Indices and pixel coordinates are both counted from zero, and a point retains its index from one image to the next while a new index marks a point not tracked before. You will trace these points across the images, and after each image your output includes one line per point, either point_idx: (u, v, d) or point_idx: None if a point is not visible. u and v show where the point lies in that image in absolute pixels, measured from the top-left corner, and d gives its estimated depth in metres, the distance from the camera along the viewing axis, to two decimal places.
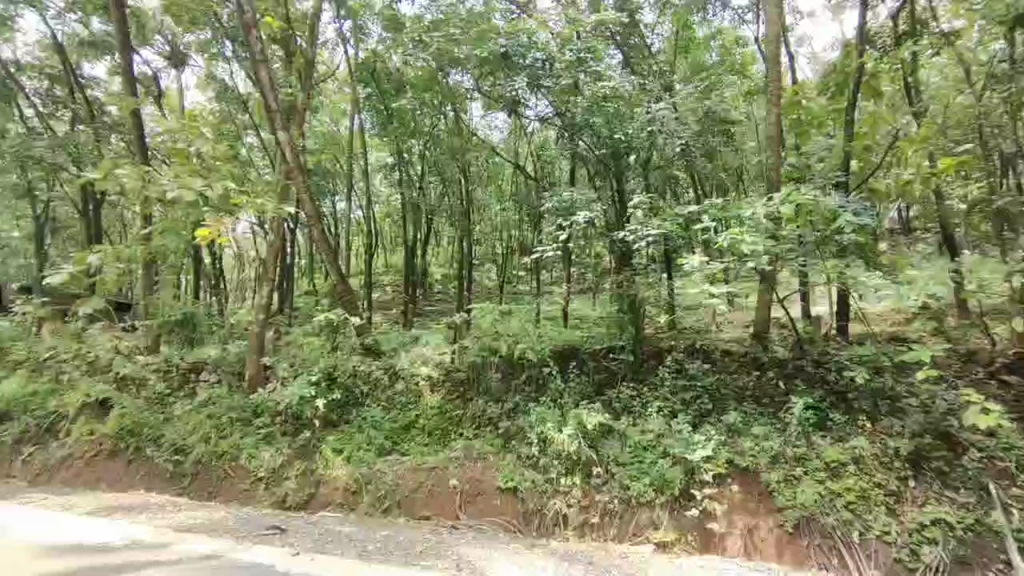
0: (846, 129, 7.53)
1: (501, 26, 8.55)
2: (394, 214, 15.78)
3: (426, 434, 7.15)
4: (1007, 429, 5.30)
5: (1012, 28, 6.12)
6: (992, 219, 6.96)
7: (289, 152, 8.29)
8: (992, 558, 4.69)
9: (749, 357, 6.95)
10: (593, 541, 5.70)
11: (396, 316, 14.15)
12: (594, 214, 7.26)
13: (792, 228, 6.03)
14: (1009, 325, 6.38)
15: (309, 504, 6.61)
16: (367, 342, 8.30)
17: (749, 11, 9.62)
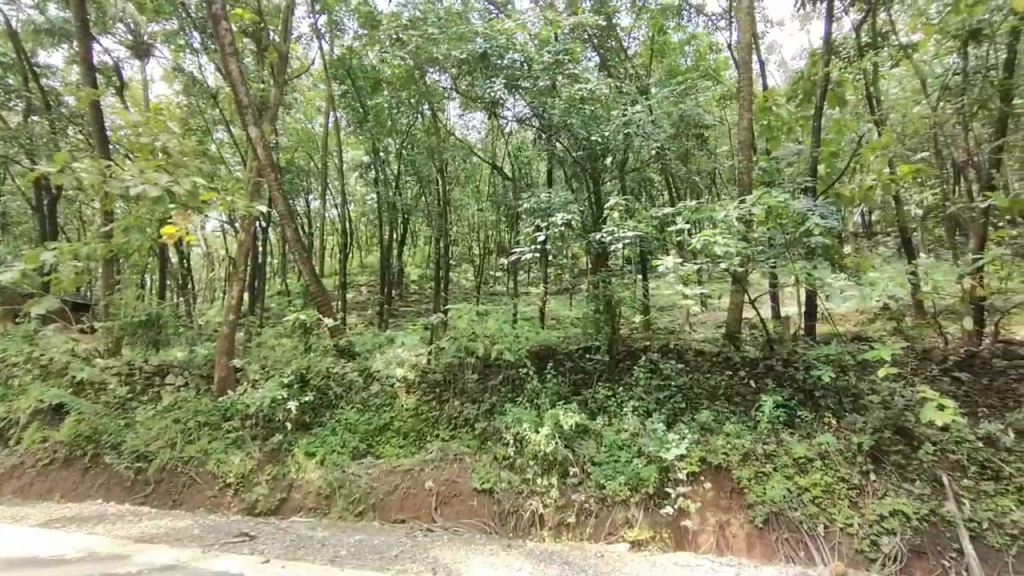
0: (813, 135, 7.74)
1: (479, 25, 8.34)
2: (370, 214, 15.58)
3: (402, 437, 7.07)
4: (959, 423, 5.44)
5: (966, 44, 6.31)
6: (946, 224, 7.21)
7: (261, 149, 8.06)
8: (945, 546, 4.81)
9: (721, 356, 7.07)
10: (569, 541, 5.69)
11: (371, 318, 13.99)
12: (572, 216, 7.32)
13: (763, 230, 6.24)
14: (961, 325, 6.63)
15: (280, 510, 6.43)
16: (341, 343, 8.16)
17: (722, 18, 9.85)
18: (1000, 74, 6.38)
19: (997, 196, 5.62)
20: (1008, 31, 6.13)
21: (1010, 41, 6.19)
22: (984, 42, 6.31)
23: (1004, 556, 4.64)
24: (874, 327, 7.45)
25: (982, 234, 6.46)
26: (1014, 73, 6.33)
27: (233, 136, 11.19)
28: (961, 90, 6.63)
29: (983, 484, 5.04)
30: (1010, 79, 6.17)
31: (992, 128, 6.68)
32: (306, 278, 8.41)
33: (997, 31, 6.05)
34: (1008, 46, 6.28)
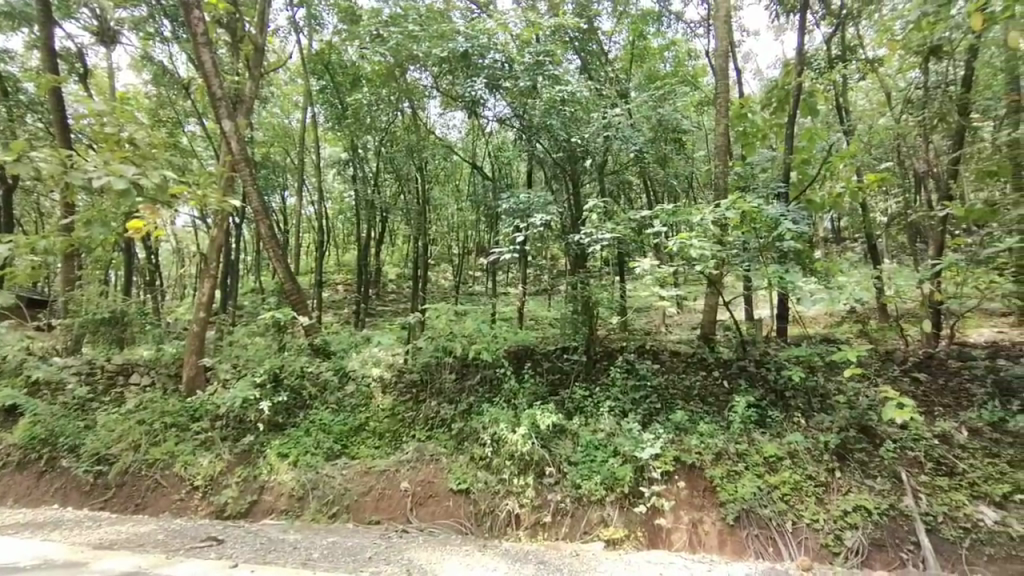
0: (787, 142, 7.92)
1: (460, 24, 8.25)
2: (347, 211, 15.38)
3: (378, 437, 6.97)
4: (917, 422, 5.64)
5: (927, 59, 6.54)
6: (908, 230, 7.48)
7: (235, 143, 7.87)
8: (903, 539, 4.97)
9: (695, 357, 7.19)
10: (545, 540, 5.66)
11: (348, 317, 13.79)
12: (550, 217, 7.38)
13: (737, 235, 6.35)
14: (921, 327, 6.88)
15: (249, 513, 6.24)
16: (317, 342, 8.06)
17: (701, 25, 10.03)
18: (958, 89, 6.64)
19: (954, 205, 5.84)
20: (966, 48, 6.39)
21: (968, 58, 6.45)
22: (944, 58, 6.56)
23: (958, 548, 4.80)
24: (841, 330, 7.67)
25: (940, 241, 6.71)
26: (971, 88, 6.60)
27: (206, 129, 10.86)
28: (922, 104, 6.88)
29: (938, 479, 5.22)
30: (967, 94, 6.43)
31: (950, 141, 6.95)
32: (281, 276, 8.24)
33: (956, 47, 6.30)
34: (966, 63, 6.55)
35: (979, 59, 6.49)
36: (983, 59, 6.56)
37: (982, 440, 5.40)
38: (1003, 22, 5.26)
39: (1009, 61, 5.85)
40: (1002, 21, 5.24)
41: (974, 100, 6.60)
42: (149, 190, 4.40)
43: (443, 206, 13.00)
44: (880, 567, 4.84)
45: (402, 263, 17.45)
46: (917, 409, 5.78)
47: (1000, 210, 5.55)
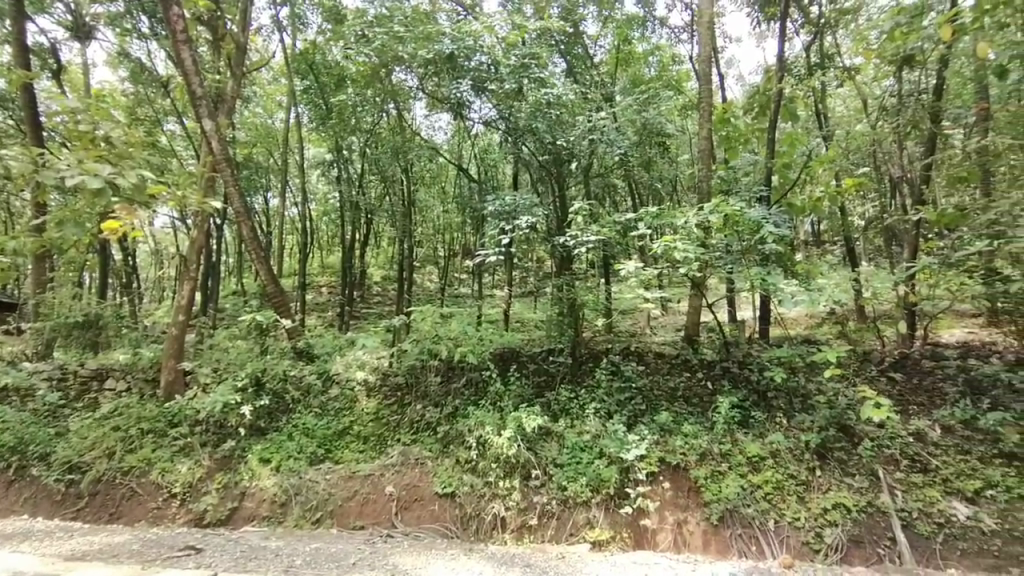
0: (768, 147, 8.05)
1: (446, 26, 8.22)
2: (332, 213, 15.22)
3: (362, 441, 6.88)
4: (893, 420, 5.75)
5: (901, 67, 6.70)
6: (885, 233, 7.65)
7: (216, 143, 7.73)
8: (881, 535, 5.05)
9: (679, 359, 7.24)
10: (531, 543, 5.63)
11: (332, 320, 13.66)
12: (536, 219, 7.39)
13: (720, 237, 6.41)
14: (897, 328, 7.03)
15: (229, 520, 6.10)
16: (299, 345, 7.95)
17: (685, 30, 10.16)
18: (930, 97, 6.82)
19: (927, 209, 5.98)
20: (938, 58, 6.57)
21: (938, 68, 6.64)
22: (917, 67, 6.74)
23: (933, 543, 4.90)
24: (821, 331, 7.79)
25: (915, 244, 6.87)
26: (942, 97, 6.79)
27: (185, 128, 10.64)
28: (896, 111, 7.04)
29: (913, 476, 5.33)
30: (938, 102, 6.61)
31: (922, 148, 7.13)
32: (263, 278, 8.11)
33: (928, 57, 6.48)
34: (936, 73, 6.74)
35: (950, 68, 6.68)
36: (953, 68, 6.76)
37: (955, 438, 5.53)
38: (973, 33, 5.42)
39: (979, 70, 6.03)
40: (972, 32, 5.39)
41: (944, 108, 6.79)
42: (124, 190, 4.28)
43: (429, 208, 12.94)
44: (859, 563, 4.91)
45: (387, 266, 17.34)
46: (893, 408, 5.90)
47: (970, 214, 5.70)
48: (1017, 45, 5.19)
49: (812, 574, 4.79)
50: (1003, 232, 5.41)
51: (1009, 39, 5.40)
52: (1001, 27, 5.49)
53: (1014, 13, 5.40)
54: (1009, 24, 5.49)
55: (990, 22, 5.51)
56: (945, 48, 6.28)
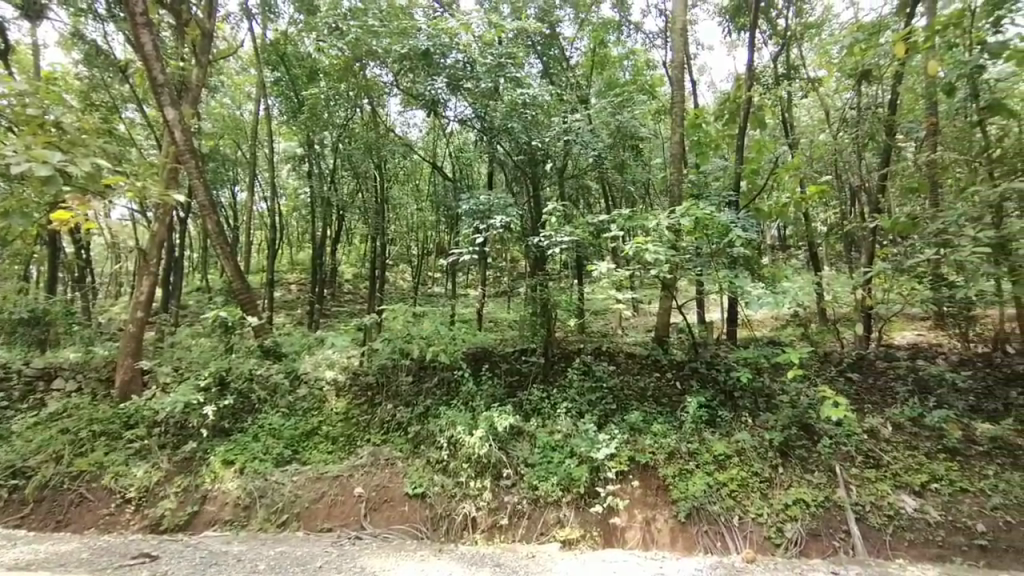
0: (738, 153, 8.24)
1: (423, 22, 8.11)
2: (301, 209, 14.89)
3: (331, 442, 6.72)
4: (850, 418, 5.94)
5: (861, 81, 6.96)
6: (845, 240, 7.95)
7: (180, 133, 7.43)
8: (837, 528, 5.22)
9: (650, 359, 7.34)
10: (501, 543, 5.60)
11: (301, 318, 13.38)
12: (511, 219, 7.36)
13: (691, 240, 6.52)
14: (855, 330, 7.31)
15: (188, 525, 5.84)
16: (267, 343, 7.74)
17: (659, 36, 10.31)
18: (886, 111, 7.12)
19: (883, 217, 6.19)
20: (893, 73, 6.86)
21: (893, 83, 6.95)
22: (874, 82, 7.03)
23: (883, 534, 5.09)
24: (784, 333, 8.03)
25: (872, 250, 7.15)
26: (896, 111, 7.10)
27: (146, 116, 10.18)
28: (856, 123, 7.32)
29: (867, 471, 5.52)
30: (893, 116, 6.91)
31: (879, 158, 7.43)
32: (229, 275, 7.87)
33: (884, 73, 6.78)
34: (891, 88, 7.05)
35: (903, 84, 7.00)
36: (907, 85, 7.09)
37: (905, 435, 5.76)
38: (925, 51, 5.70)
39: (929, 87, 6.34)
40: (923, 50, 5.67)
41: (898, 121, 7.10)
42: (75, 179, 4.07)
43: (402, 206, 12.80)
44: (816, 555, 5.06)
45: (359, 264, 17.13)
46: (850, 407, 6.11)
47: (921, 224, 5.91)
48: (964, 64, 5.48)
49: (773, 568, 4.91)
50: (950, 240, 5.69)
51: (957, 59, 5.70)
52: (949, 47, 5.79)
53: (962, 35, 5.70)
54: (957, 45, 5.80)
55: (941, 41, 5.80)
56: (900, 65, 6.57)
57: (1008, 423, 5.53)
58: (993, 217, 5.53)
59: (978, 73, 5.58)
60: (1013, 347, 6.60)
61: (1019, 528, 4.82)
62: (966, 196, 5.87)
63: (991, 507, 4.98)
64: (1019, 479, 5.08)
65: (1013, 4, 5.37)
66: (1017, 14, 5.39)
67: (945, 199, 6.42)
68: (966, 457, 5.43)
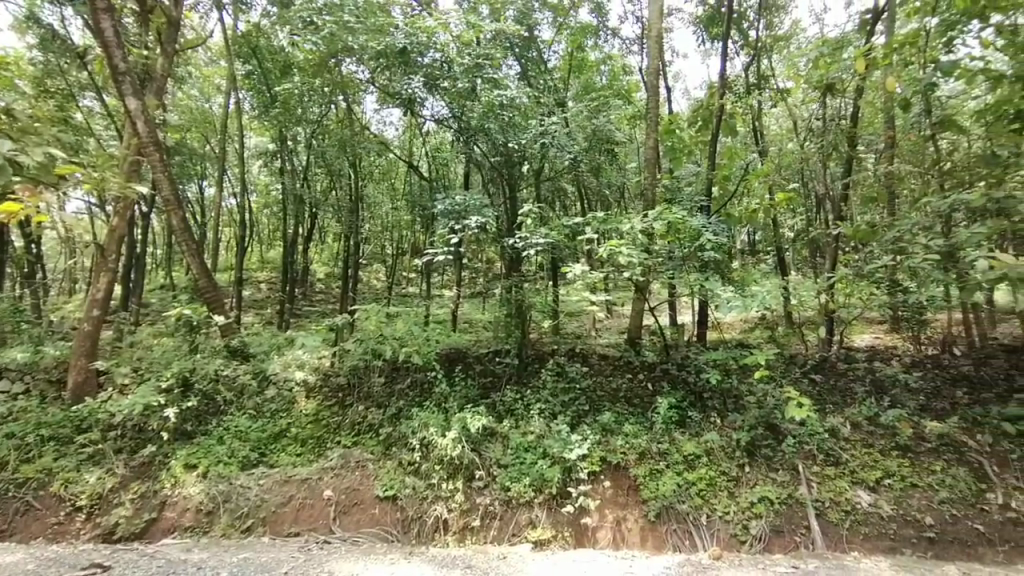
0: (710, 159, 8.42)
1: (400, 19, 8.02)
2: (272, 206, 14.57)
3: (300, 444, 6.56)
4: (813, 418, 6.11)
5: (826, 93, 7.18)
6: (810, 246, 8.20)
7: (142, 123, 7.14)
8: (799, 524, 5.36)
9: (622, 360, 7.42)
10: (473, 544, 5.56)
11: (271, 317, 13.06)
12: (486, 219, 7.34)
13: (664, 244, 6.59)
14: (818, 333, 7.55)
15: (145, 533, 5.60)
16: (233, 343, 7.52)
17: (636, 42, 10.45)
18: (849, 123, 7.38)
19: (846, 224, 6.40)
20: (856, 87, 7.12)
21: (856, 96, 7.21)
22: (838, 95, 7.27)
23: (840, 529, 5.25)
24: (753, 335, 8.23)
25: (835, 255, 7.39)
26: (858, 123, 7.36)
27: (105, 105, 9.76)
28: (821, 133, 7.56)
29: (828, 469, 5.70)
30: (855, 128, 7.16)
31: (842, 168, 7.68)
32: (194, 272, 7.63)
33: (847, 87, 7.03)
34: (854, 101, 7.31)
35: (865, 98, 7.27)
36: (867, 98, 7.38)
37: (863, 433, 5.96)
38: (884, 67, 5.95)
39: (887, 102, 6.62)
40: (882, 66, 5.93)
41: (859, 133, 7.39)
42: (27, 168, 3.74)
43: (377, 204, 12.64)
44: (779, 551, 5.20)
45: (332, 262, 16.85)
46: (813, 407, 6.29)
47: (880, 231, 6.11)
48: (919, 81, 5.76)
49: (739, 565, 5.01)
50: (905, 248, 5.95)
51: (913, 76, 5.98)
52: (905, 65, 6.09)
53: (918, 53, 5.99)
54: (913, 63, 6.08)
55: (899, 59, 6.08)
56: (861, 79, 6.84)
57: (955, 422, 5.79)
58: (944, 226, 5.80)
59: (931, 90, 5.87)
60: (960, 350, 6.94)
61: (964, 522, 5.05)
62: (920, 207, 6.15)
63: (939, 501, 5.21)
64: (965, 474, 5.32)
65: (965, 26, 5.67)
66: (968, 35, 5.68)
67: (901, 209, 6.71)
68: (917, 454, 5.65)
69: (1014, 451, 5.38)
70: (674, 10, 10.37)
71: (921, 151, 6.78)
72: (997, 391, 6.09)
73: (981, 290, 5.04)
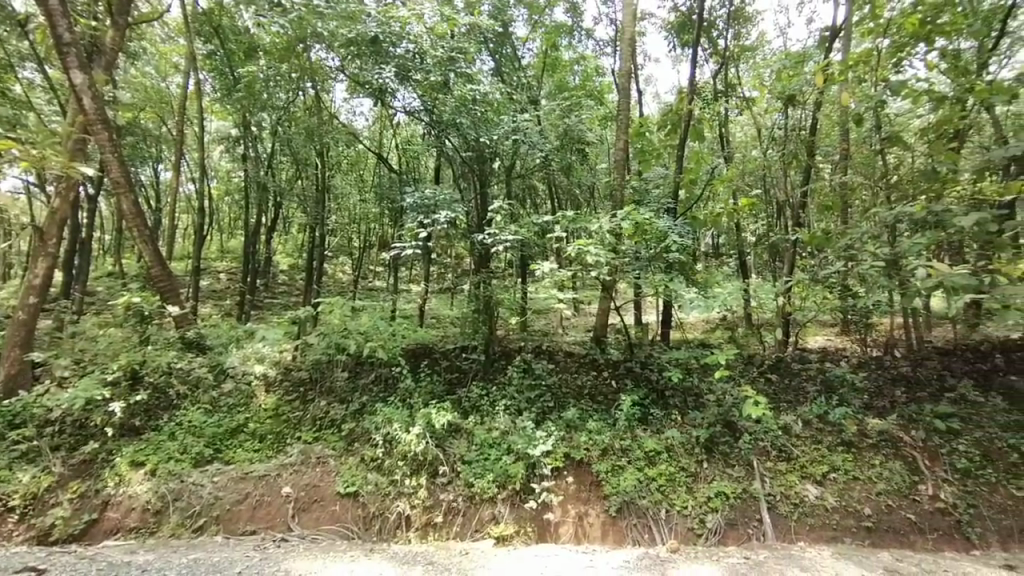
0: (677, 163, 8.59)
1: (372, 7, 7.83)
2: (234, 193, 14.08)
3: (257, 440, 6.34)
4: (767, 416, 6.32)
5: (788, 103, 7.38)
6: (770, 250, 8.47)
7: (89, 99, 6.71)
8: (751, 517, 5.55)
9: (588, 358, 7.50)
10: (435, 541, 5.50)
11: (230, 309, 12.61)
12: (456, 215, 7.28)
13: (631, 244, 6.62)
14: (774, 334, 7.83)
15: (85, 535, 5.31)
16: (189, 335, 7.23)
17: (609, 44, 10.55)
18: (807, 133, 7.65)
19: (804, 231, 6.63)
20: (814, 100, 7.37)
21: (815, 109, 7.48)
22: (799, 106, 7.51)
23: (789, 521, 5.47)
24: (714, 336, 8.47)
25: (793, 261, 7.67)
26: (816, 134, 7.63)
27: (49, 79, 9.17)
28: (783, 142, 7.81)
29: (779, 464, 5.92)
30: (814, 138, 7.44)
31: (801, 176, 7.96)
32: (146, 260, 7.27)
33: (807, 100, 7.29)
34: (813, 113, 7.58)
35: (823, 111, 7.54)
36: (825, 111, 7.61)
37: (812, 430, 6.20)
38: (840, 83, 6.23)
39: (842, 116, 6.92)
40: (838, 81, 6.19)
41: (816, 143, 7.68)
42: None
43: (344, 196, 12.36)
44: (732, 544, 5.36)
45: (296, 254, 16.41)
46: (768, 405, 6.50)
47: (835, 239, 6.32)
48: (870, 98, 6.05)
49: (695, 557, 5.15)
50: (856, 255, 6.23)
51: (865, 93, 6.28)
52: (858, 82, 6.39)
53: (869, 72, 6.29)
54: (865, 80, 6.39)
55: (852, 76, 6.40)
56: (820, 93, 7.11)
57: (893, 418, 6.11)
58: (890, 235, 6.09)
59: (882, 107, 6.18)
60: (901, 351, 7.34)
61: (898, 512, 5.37)
62: (870, 217, 6.47)
63: (876, 493, 5.51)
64: (900, 468, 5.63)
65: (912, 48, 5.99)
66: (915, 57, 6.01)
67: (853, 218, 7.03)
68: (860, 449, 5.93)
69: (943, 446, 5.74)
70: (648, 15, 10.51)
71: (871, 164, 7.13)
72: (931, 390, 6.46)
73: (921, 296, 5.33)
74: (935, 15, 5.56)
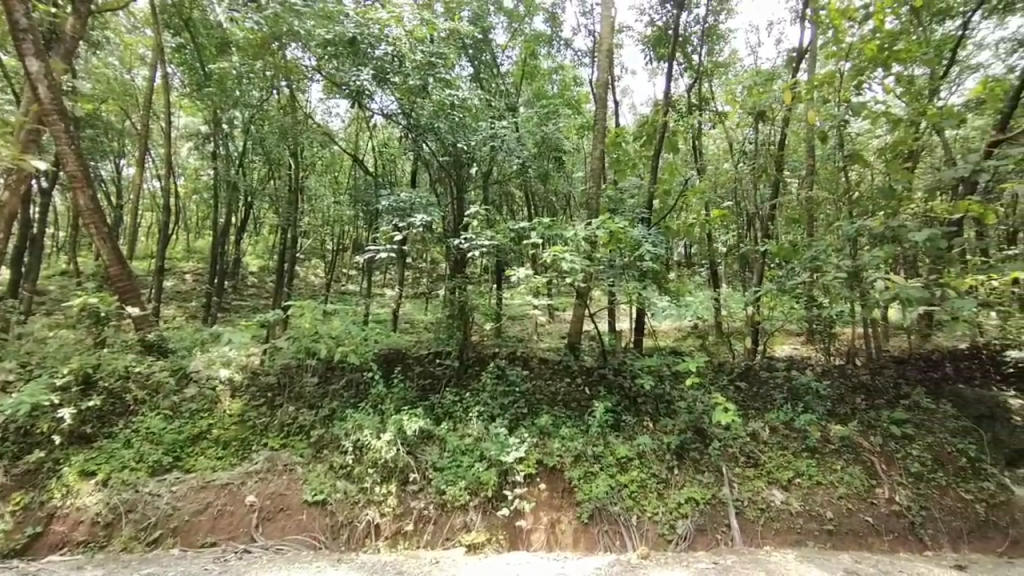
0: (652, 173, 8.71)
1: (350, 8, 7.71)
2: (202, 191, 13.64)
3: (220, 447, 6.10)
4: (735, 422, 6.41)
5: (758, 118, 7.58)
6: (740, 260, 8.65)
7: (46, 90, 6.39)
8: (720, 523, 5.60)
9: (561, 365, 7.47)
10: (405, 550, 5.37)
11: (195, 311, 12.19)
12: (432, 219, 7.19)
13: (605, 252, 6.66)
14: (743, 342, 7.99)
15: (27, 550, 4.99)
16: (149, 338, 6.94)
17: (587, 55, 10.67)
18: (776, 148, 7.89)
19: (773, 242, 6.78)
20: (782, 117, 7.60)
21: (783, 125, 7.72)
22: (768, 122, 7.73)
23: (755, 526, 5.55)
24: (685, 343, 8.59)
25: (762, 272, 7.87)
26: (784, 149, 7.86)
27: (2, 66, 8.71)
28: (753, 156, 8.02)
29: (747, 470, 6.00)
30: (782, 153, 7.66)
31: (770, 190, 8.18)
32: (104, 258, 6.93)
33: (776, 116, 7.50)
34: (781, 129, 7.82)
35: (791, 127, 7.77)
36: (793, 128, 7.85)
37: (779, 436, 6.32)
38: (806, 101, 6.42)
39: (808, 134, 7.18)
40: (804, 100, 6.39)
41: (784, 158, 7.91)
42: None
43: (318, 198, 12.13)
44: (702, 549, 5.41)
45: (266, 255, 16.00)
46: (736, 412, 6.61)
47: (801, 251, 6.49)
48: (834, 117, 6.26)
49: (664, 563, 5.16)
50: (822, 266, 6.41)
51: (829, 112, 6.48)
52: (823, 102, 6.59)
53: (833, 92, 6.51)
54: (829, 101, 6.60)
55: (817, 95, 6.60)
56: (788, 110, 7.33)
57: (854, 425, 6.29)
58: (851, 248, 6.31)
59: (844, 126, 6.42)
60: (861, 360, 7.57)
61: (857, 515, 5.51)
62: (834, 230, 6.67)
63: (838, 497, 5.64)
64: (859, 472, 5.79)
65: (872, 72, 6.22)
66: (874, 81, 6.24)
67: (818, 230, 7.24)
68: (823, 454, 6.08)
69: (898, 451, 5.94)
70: (625, 27, 10.69)
71: (834, 180, 7.40)
72: (888, 397, 6.69)
73: (881, 307, 5.51)
74: (892, 42, 5.82)
